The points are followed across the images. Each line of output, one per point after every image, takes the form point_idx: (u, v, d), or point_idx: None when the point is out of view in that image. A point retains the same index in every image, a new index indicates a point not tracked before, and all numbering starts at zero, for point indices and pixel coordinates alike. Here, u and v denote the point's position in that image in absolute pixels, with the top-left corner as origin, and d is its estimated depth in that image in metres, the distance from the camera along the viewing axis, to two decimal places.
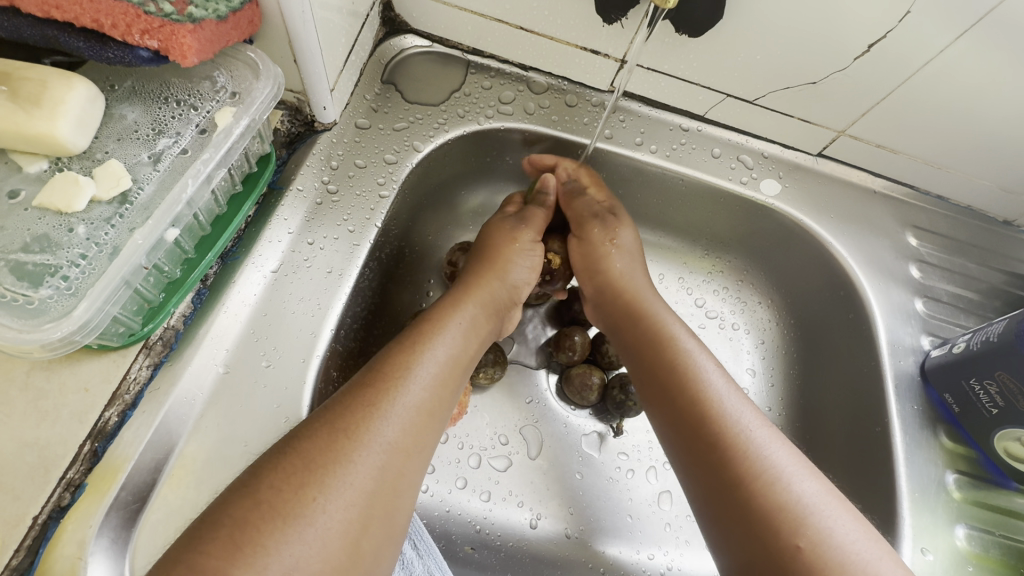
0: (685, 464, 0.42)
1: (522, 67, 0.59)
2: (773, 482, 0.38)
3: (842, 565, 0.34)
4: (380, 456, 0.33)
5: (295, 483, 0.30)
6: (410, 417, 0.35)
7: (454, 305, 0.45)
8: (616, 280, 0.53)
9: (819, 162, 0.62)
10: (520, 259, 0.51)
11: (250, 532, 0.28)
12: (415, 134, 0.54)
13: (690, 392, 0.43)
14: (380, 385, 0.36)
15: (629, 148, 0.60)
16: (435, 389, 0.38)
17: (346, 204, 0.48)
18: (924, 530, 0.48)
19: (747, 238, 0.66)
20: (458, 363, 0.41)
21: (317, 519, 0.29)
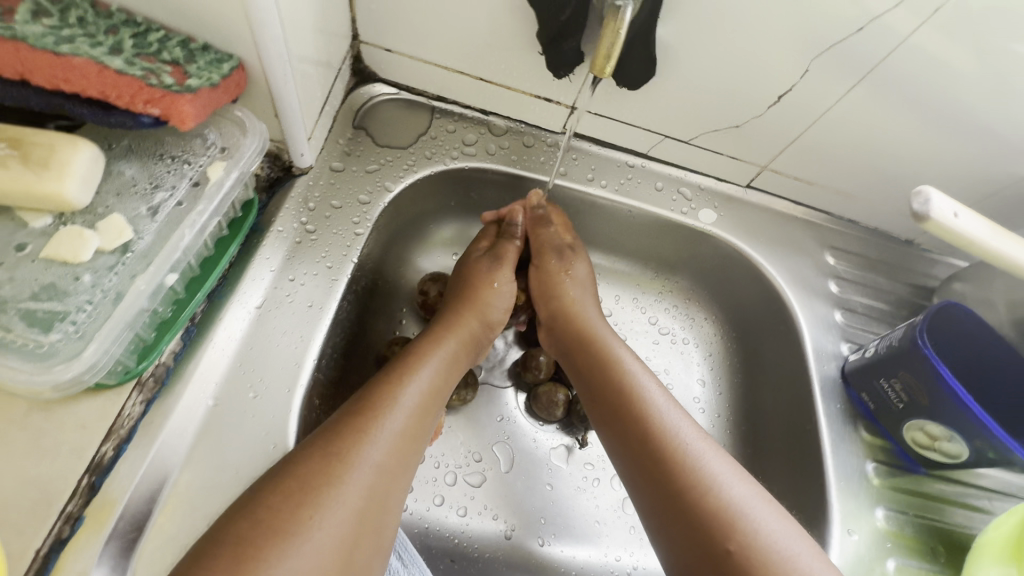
0: (637, 478, 0.46)
1: (482, 112, 0.65)
2: (713, 490, 0.43)
3: (768, 558, 0.39)
4: (368, 477, 0.36)
5: (291, 504, 0.33)
6: (394, 440, 0.38)
7: (437, 341, 0.48)
8: (570, 309, 0.58)
9: (749, 192, 0.70)
10: (498, 299, 0.55)
11: (252, 548, 0.30)
12: (386, 175, 0.59)
13: (641, 411, 0.48)
14: (367, 413, 0.39)
15: (582, 183, 0.67)
16: (418, 414, 0.41)
17: (323, 242, 0.52)
18: (850, 515, 0.54)
19: (692, 261, 0.73)
20: (437, 388, 0.44)
21: (311, 536, 0.32)
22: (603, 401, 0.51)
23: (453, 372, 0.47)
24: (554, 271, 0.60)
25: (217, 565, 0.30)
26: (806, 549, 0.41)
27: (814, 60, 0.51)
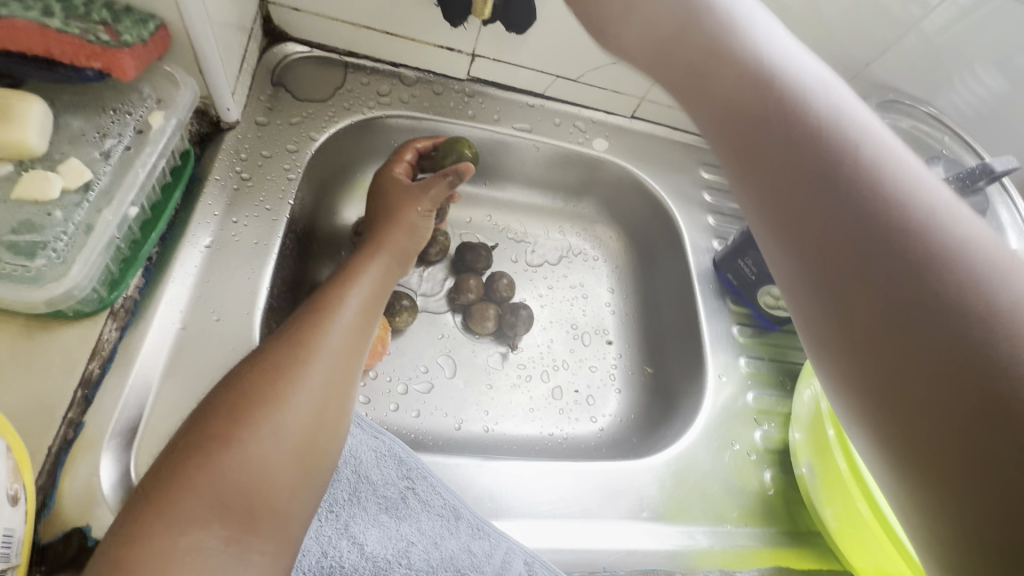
0: (841, 252, 0.27)
1: (392, 64, 0.72)
2: (915, 221, 0.26)
3: (993, 314, 0.24)
4: (329, 359, 0.44)
5: (266, 380, 0.41)
6: (346, 332, 0.47)
7: (371, 255, 0.56)
8: (711, 30, 0.33)
9: (634, 122, 0.82)
10: (421, 221, 0.62)
11: (243, 413, 0.39)
12: (310, 126, 0.65)
13: (805, 115, 0.29)
14: (319, 311, 0.47)
15: (489, 124, 0.75)
16: (362, 311, 0.50)
17: (260, 187, 0.58)
18: (720, 363, 0.68)
19: (593, 186, 0.84)
20: (375, 293, 0.53)
21: (291, 398, 0.41)
22: (767, 155, 0.30)
23: (385, 284, 0.55)
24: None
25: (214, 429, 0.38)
26: None
27: None
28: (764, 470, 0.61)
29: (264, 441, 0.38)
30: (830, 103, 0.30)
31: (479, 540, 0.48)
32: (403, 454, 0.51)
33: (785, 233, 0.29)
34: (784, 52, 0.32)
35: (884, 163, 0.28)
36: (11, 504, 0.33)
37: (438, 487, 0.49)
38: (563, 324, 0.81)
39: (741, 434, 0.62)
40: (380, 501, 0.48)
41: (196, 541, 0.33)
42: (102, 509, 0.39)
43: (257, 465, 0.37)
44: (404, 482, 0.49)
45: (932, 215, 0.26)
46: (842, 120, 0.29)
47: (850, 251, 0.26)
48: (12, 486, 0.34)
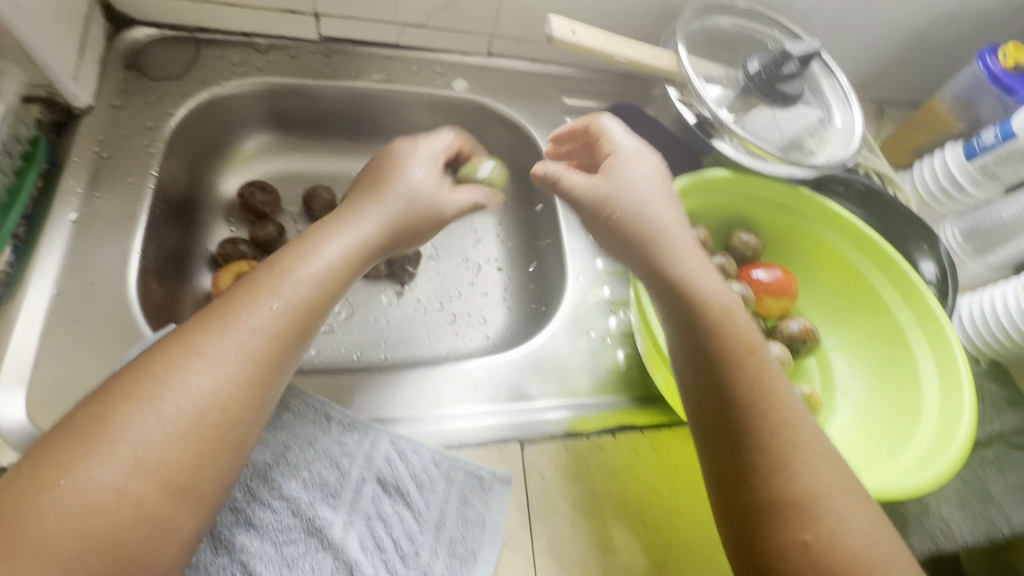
0: (746, 448, 0.46)
1: (243, 35, 0.76)
2: (776, 412, 0.47)
3: (838, 541, 0.43)
4: (217, 368, 0.41)
5: (140, 388, 0.40)
6: (246, 345, 0.43)
7: (340, 228, 0.52)
8: (649, 230, 0.53)
9: (493, 59, 0.87)
10: (422, 180, 0.56)
11: (111, 430, 0.38)
12: (166, 104, 0.70)
13: (727, 344, 0.49)
14: (247, 292, 0.46)
15: (348, 80, 0.80)
16: (309, 291, 0.47)
17: (121, 164, 0.63)
18: (579, 265, 0.75)
19: (467, 126, 0.89)
20: (340, 272, 0.50)
21: (192, 370, 0.41)
22: (706, 379, 0.49)
23: (360, 260, 0.52)
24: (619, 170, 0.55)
25: (81, 423, 0.38)
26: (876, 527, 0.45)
27: None
28: (617, 351, 0.69)
29: (128, 446, 0.37)
30: (695, 274, 0.52)
31: (351, 434, 0.54)
32: None
33: (737, 468, 0.46)
34: (707, 286, 0.52)
35: (774, 375, 0.50)
36: None
37: (308, 399, 0.54)
38: (454, 257, 0.88)
39: (597, 322, 0.71)
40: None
41: (37, 547, 0.34)
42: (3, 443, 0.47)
43: (107, 477, 0.36)
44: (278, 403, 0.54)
45: (763, 356, 0.50)
46: (732, 312, 0.51)
47: (715, 410, 0.48)
48: None
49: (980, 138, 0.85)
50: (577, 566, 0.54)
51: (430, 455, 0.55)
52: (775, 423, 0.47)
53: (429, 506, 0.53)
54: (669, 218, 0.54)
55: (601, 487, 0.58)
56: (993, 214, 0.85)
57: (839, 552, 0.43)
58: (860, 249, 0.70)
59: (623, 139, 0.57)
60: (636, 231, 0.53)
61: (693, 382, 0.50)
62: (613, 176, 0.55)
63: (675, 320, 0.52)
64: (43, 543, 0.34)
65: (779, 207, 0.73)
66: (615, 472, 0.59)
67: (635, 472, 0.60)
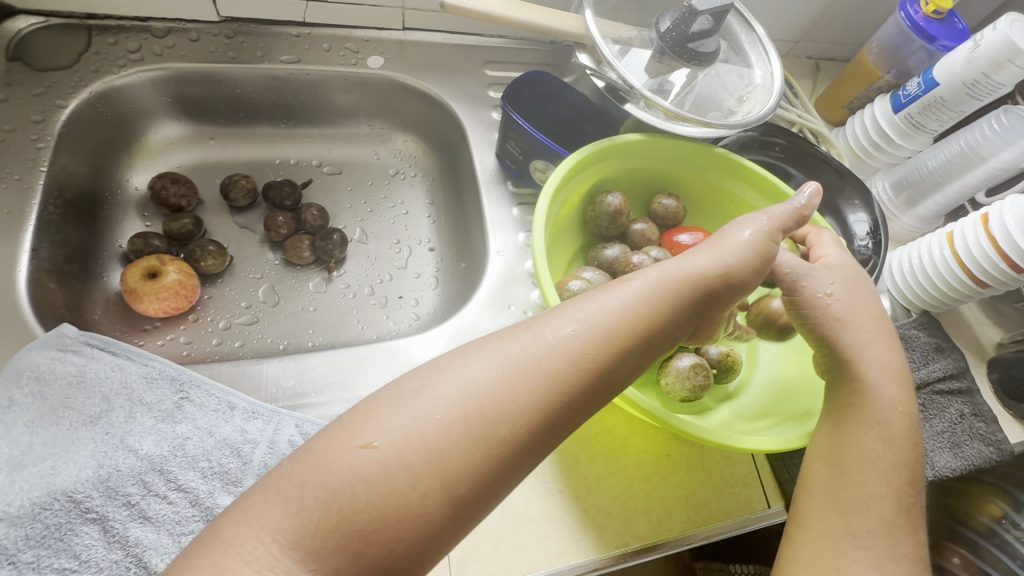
0: (850, 508, 0.49)
1: (138, 20, 0.73)
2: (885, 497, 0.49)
3: None
4: (553, 363, 0.42)
5: (588, 332, 0.43)
6: (587, 333, 0.43)
7: (637, 282, 0.47)
8: (839, 309, 0.55)
9: (410, 34, 0.85)
10: (755, 264, 0.50)
11: (422, 396, 0.40)
12: (55, 95, 0.67)
13: (883, 426, 0.51)
14: (633, 300, 0.45)
15: (255, 61, 0.77)
16: (630, 313, 0.45)
17: (6, 160, 0.61)
18: (501, 237, 0.74)
19: (389, 105, 0.87)
20: (644, 307, 0.45)
21: (500, 359, 0.41)
22: (858, 453, 0.51)
23: (681, 287, 0.47)
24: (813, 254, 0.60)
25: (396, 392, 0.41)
26: None
27: None
28: None
29: (418, 419, 0.38)
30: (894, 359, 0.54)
31: (253, 421, 0.53)
32: (176, 373, 0.55)
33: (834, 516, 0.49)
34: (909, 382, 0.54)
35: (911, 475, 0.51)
36: None
37: (211, 392, 0.54)
38: (384, 240, 0.87)
39: (519, 296, 0.70)
40: (155, 413, 0.52)
41: (326, 477, 0.36)
42: None
43: (404, 448, 0.37)
44: (178, 395, 0.54)
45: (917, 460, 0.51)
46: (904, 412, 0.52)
47: (847, 472, 0.50)
48: None
49: (905, 89, 0.84)
50: (491, 538, 0.53)
51: None
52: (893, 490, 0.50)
53: None
54: (875, 322, 0.56)
55: None
56: (920, 164, 0.85)
57: None
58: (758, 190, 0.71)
59: (829, 246, 0.59)
60: (851, 330, 0.54)
61: (851, 440, 0.51)
62: (830, 267, 0.57)
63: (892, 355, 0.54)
64: (324, 480, 0.36)
65: (695, 168, 0.72)
66: None
67: (555, 442, 0.59)
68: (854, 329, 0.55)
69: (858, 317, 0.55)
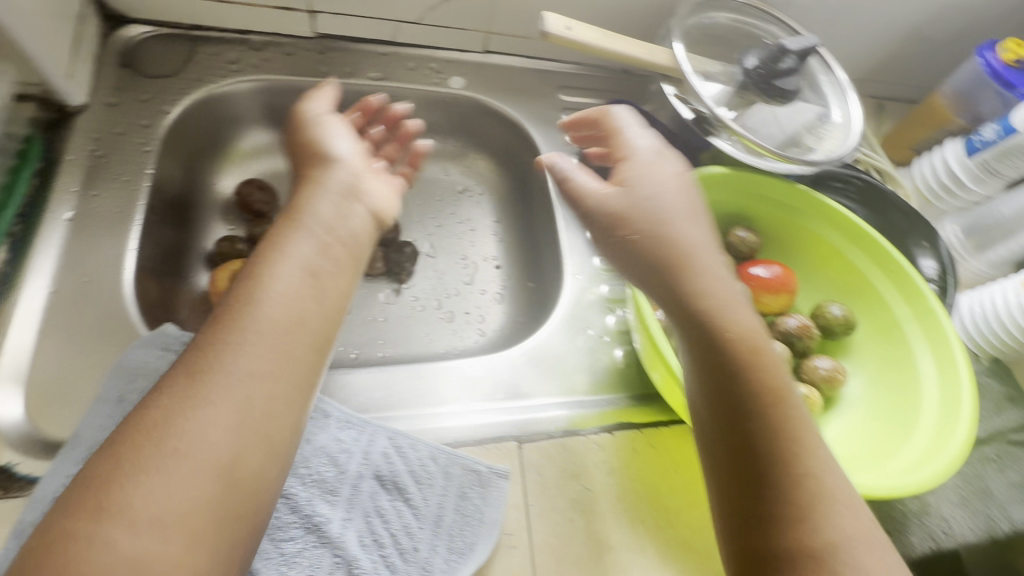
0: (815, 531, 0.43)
1: (239, 33, 0.76)
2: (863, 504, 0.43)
3: None
4: (228, 403, 0.36)
5: (186, 386, 0.36)
6: (261, 340, 0.39)
7: (263, 259, 0.44)
8: (682, 242, 0.49)
9: (490, 57, 0.87)
10: (350, 216, 0.52)
11: (134, 466, 0.33)
12: (162, 101, 0.69)
13: (729, 358, 0.44)
14: (217, 326, 0.40)
15: (344, 77, 0.80)
16: (290, 314, 0.41)
17: (117, 163, 0.63)
18: (578, 263, 0.75)
19: (464, 124, 0.89)
20: (293, 298, 0.42)
21: (209, 416, 0.35)
22: (723, 443, 0.41)
23: (289, 322, 0.41)
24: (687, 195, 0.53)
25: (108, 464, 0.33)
26: None
27: None
28: (616, 348, 0.69)
29: (189, 453, 0.34)
30: (727, 300, 0.47)
31: (348, 430, 0.54)
32: None
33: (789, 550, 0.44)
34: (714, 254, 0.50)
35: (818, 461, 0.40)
36: None
37: None
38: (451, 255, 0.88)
39: (594, 320, 0.70)
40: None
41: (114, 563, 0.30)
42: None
43: (168, 499, 0.32)
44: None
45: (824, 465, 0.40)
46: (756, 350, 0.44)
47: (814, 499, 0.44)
48: None
49: (980, 134, 0.84)
50: (577, 565, 0.53)
51: (427, 451, 0.54)
52: (766, 449, 0.40)
53: (428, 501, 0.53)
54: (695, 238, 0.50)
55: (600, 485, 0.58)
56: (993, 210, 0.85)
57: None
58: (856, 244, 0.70)
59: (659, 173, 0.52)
60: (676, 295, 0.47)
61: (699, 401, 0.44)
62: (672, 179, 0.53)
63: (696, 339, 0.45)
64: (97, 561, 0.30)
65: (777, 204, 0.73)
66: (614, 471, 0.59)
67: (635, 470, 0.59)
68: (693, 308, 0.46)
69: (664, 258, 0.48)
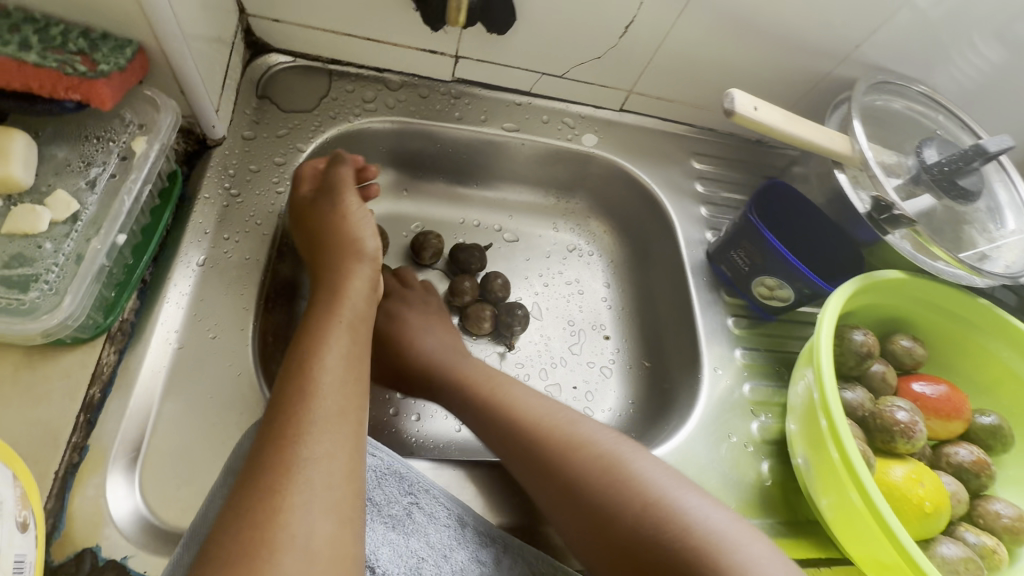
0: None
1: (376, 70, 0.71)
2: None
3: None
4: (314, 490, 0.38)
5: (270, 477, 0.38)
6: (326, 424, 0.42)
7: (321, 341, 0.46)
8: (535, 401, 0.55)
9: (623, 115, 0.81)
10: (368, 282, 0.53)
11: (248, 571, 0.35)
12: (296, 138, 0.65)
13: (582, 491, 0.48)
14: (286, 416, 0.41)
15: (477, 124, 0.75)
16: (341, 395, 0.43)
17: (249, 204, 0.58)
18: (717, 356, 0.68)
19: (585, 183, 0.84)
20: (341, 379, 0.44)
21: (302, 505, 0.38)
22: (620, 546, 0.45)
23: (337, 403, 0.43)
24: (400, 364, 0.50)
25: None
26: None
27: None
28: (761, 461, 0.61)
29: (295, 548, 0.36)
30: (587, 430, 0.51)
31: (489, 549, 0.48)
32: (404, 471, 0.50)
33: None
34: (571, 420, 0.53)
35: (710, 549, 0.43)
36: (20, 529, 0.35)
37: (440, 500, 0.49)
38: (559, 321, 0.81)
39: (737, 426, 0.63)
40: (387, 519, 0.48)
41: None
42: (111, 530, 0.41)
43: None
44: (408, 497, 0.49)
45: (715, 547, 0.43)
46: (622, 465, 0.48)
47: None
48: (21, 513, 0.35)
49: None
50: None
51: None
52: (631, 544, 0.45)
53: None
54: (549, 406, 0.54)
55: None
56: None
57: None
58: None
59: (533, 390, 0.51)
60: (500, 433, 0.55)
61: (552, 509, 0.50)
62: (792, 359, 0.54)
63: (528, 463, 0.52)
64: None
65: (946, 313, 0.65)
66: None
67: None
68: (518, 449, 0.53)
69: (513, 418, 0.54)
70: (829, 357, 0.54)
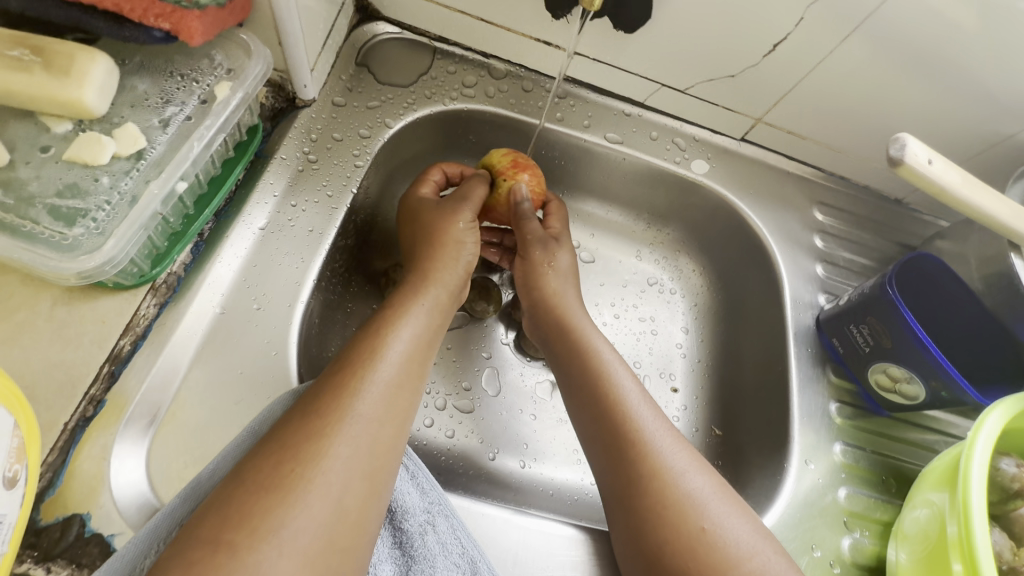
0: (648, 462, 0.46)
1: (483, 55, 0.66)
2: (681, 480, 0.45)
3: (730, 549, 0.42)
4: (357, 446, 0.38)
5: (315, 425, 0.37)
6: (386, 392, 0.41)
7: (398, 314, 0.47)
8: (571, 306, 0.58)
9: (743, 145, 0.72)
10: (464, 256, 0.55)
11: (269, 505, 0.34)
12: (386, 112, 0.61)
13: (604, 400, 0.50)
14: (348, 372, 0.41)
15: (577, 129, 0.68)
16: (405, 366, 0.43)
17: (324, 172, 0.54)
18: (810, 447, 0.57)
19: (682, 213, 0.75)
20: (412, 353, 0.45)
21: (337, 455, 0.37)
22: (608, 437, 0.49)
23: (399, 373, 0.43)
24: (539, 263, 0.60)
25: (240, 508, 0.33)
26: (742, 520, 0.44)
27: (810, 8, 0.52)
28: None
29: (321, 498, 0.35)
30: (637, 402, 0.50)
31: None
32: (428, 485, 0.47)
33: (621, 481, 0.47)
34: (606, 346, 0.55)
35: (692, 504, 0.44)
36: (6, 487, 0.31)
37: (457, 530, 0.44)
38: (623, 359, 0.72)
39: (824, 537, 0.53)
40: (396, 534, 0.44)
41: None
42: (107, 500, 0.37)
43: (301, 537, 0.33)
44: (425, 515, 0.45)
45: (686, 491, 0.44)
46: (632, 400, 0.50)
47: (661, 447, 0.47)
48: (12, 468, 0.31)
49: None
50: None
51: None
52: (617, 437, 0.48)
53: None
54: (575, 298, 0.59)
55: None
56: None
57: (683, 545, 0.42)
58: None
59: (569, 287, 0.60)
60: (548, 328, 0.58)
61: (584, 421, 0.52)
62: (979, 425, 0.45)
63: (587, 415, 0.51)
64: None
65: None
66: None
67: None
68: (603, 436, 0.49)
69: (576, 360, 0.54)
70: (980, 493, 0.42)
